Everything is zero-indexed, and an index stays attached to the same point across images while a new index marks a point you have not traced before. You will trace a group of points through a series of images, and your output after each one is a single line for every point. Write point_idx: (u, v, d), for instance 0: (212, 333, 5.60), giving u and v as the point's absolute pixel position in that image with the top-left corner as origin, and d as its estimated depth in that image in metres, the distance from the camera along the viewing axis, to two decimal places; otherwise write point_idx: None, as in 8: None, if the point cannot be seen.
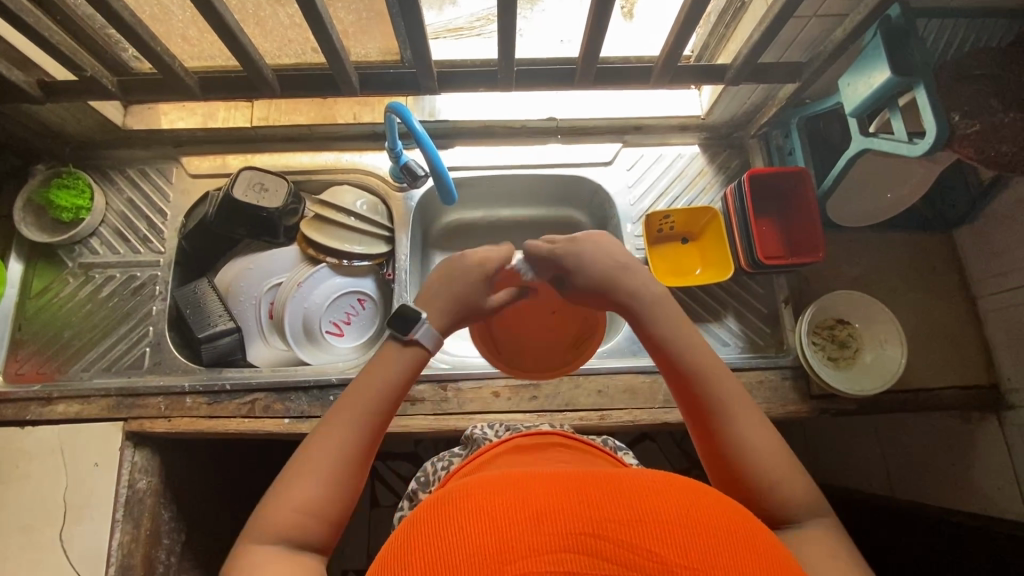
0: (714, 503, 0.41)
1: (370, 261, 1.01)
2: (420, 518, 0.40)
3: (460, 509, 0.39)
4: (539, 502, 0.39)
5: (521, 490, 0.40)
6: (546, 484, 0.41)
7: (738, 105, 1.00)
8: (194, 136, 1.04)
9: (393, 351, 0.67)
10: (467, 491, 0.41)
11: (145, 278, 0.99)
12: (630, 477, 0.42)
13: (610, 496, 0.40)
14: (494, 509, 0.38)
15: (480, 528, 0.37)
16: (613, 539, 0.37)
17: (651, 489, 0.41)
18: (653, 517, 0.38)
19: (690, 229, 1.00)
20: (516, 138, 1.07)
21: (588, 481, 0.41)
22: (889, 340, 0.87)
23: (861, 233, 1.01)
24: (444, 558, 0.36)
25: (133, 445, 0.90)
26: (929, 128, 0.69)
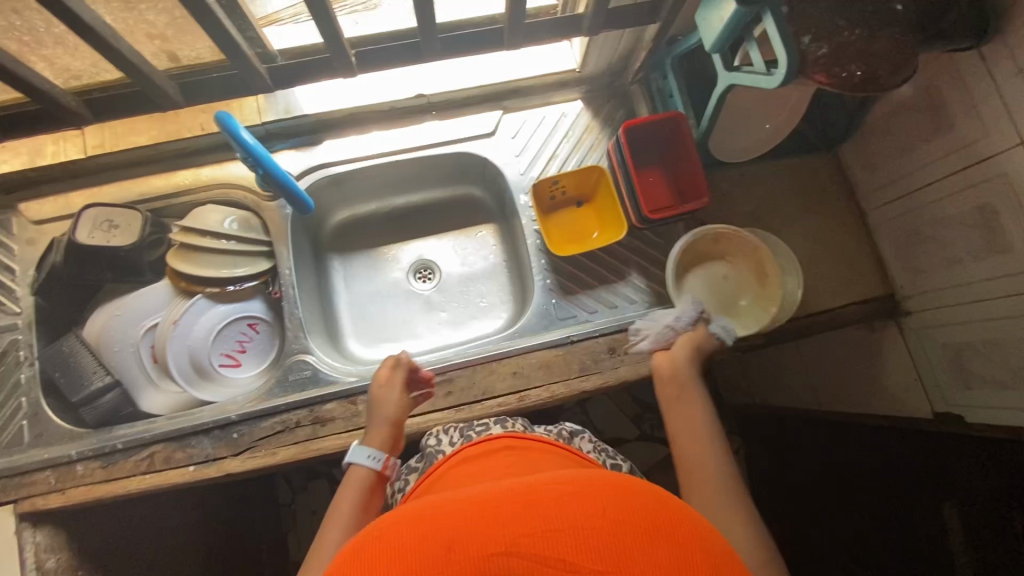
0: (632, 493, 0.42)
1: (256, 281, 0.94)
2: (378, 543, 0.40)
3: (378, 551, 0.39)
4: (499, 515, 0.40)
5: (438, 518, 0.41)
6: (462, 509, 0.42)
7: (610, 53, 0.95)
8: (25, 178, 0.92)
9: (351, 482, 0.75)
10: (424, 515, 0.42)
11: (4, 345, 0.89)
12: (583, 480, 0.44)
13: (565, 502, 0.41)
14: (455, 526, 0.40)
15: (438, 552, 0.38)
16: (524, 555, 0.37)
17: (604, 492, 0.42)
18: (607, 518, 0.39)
19: (583, 191, 0.97)
20: (390, 121, 0.99)
21: (542, 488, 0.43)
22: (772, 271, 0.90)
23: (752, 165, 1.00)
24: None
25: (32, 525, 0.84)
26: (781, 59, 0.67)
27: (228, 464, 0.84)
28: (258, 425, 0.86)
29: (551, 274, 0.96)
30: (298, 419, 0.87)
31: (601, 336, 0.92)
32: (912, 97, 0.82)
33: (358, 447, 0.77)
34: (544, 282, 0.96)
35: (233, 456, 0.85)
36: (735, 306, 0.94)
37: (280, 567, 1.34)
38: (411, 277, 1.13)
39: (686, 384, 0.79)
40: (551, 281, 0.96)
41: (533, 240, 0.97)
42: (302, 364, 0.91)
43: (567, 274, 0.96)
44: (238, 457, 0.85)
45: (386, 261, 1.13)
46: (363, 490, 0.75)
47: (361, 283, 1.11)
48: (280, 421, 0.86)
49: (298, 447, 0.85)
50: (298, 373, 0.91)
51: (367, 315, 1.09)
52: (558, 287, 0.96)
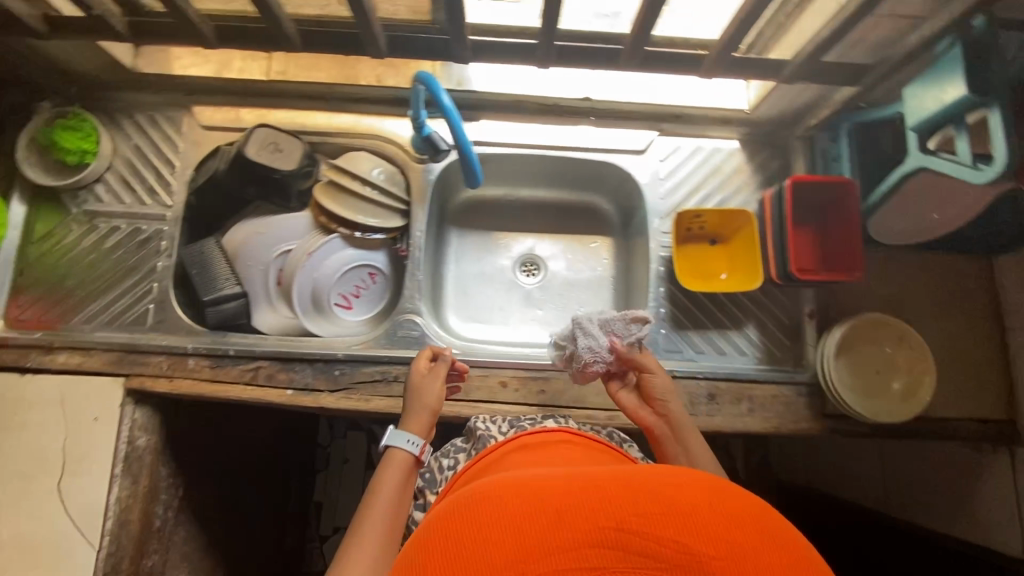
0: (737, 501, 0.40)
1: (385, 234, 0.97)
2: (478, 505, 0.40)
3: (478, 517, 0.39)
4: (561, 498, 0.39)
5: (535, 490, 0.40)
6: (559, 485, 0.41)
7: (787, 103, 0.93)
8: (208, 85, 0.98)
9: (389, 465, 0.72)
10: (486, 488, 0.42)
11: (150, 232, 0.95)
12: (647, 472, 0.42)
13: (629, 489, 0.39)
14: (516, 502, 0.39)
15: (502, 527, 0.38)
16: (634, 535, 0.37)
17: (668, 483, 0.41)
18: (676, 508, 0.38)
19: (721, 230, 0.95)
20: (548, 116, 1.00)
21: (604, 476, 0.42)
22: (923, 374, 0.86)
23: (899, 251, 0.96)
24: (468, 554, 0.37)
25: (134, 402, 0.89)
26: (998, 156, 0.65)
27: (323, 398, 0.88)
28: (360, 369, 0.89)
29: (667, 304, 0.95)
30: (396, 375, 0.89)
31: (703, 379, 0.91)
32: None
33: (398, 432, 0.74)
34: (658, 310, 0.95)
35: (329, 391, 0.88)
36: (869, 398, 0.88)
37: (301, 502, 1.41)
38: (518, 269, 1.14)
39: (685, 433, 0.77)
40: (665, 311, 0.95)
41: (658, 266, 0.96)
42: (410, 324, 0.94)
43: (683, 308, 0.95)
44: (334, 394, 0.88)
45: (498, 247, 1.15)
46: (401, 476, 0.71)
47: (470, 262, 1.14)
48: (380, 370, 0.89)
49: (389, 401, 0.88)
50: (406, 331, 0.93)
51: (468, 293, 1.12)
52: (671, 319, 0.95)
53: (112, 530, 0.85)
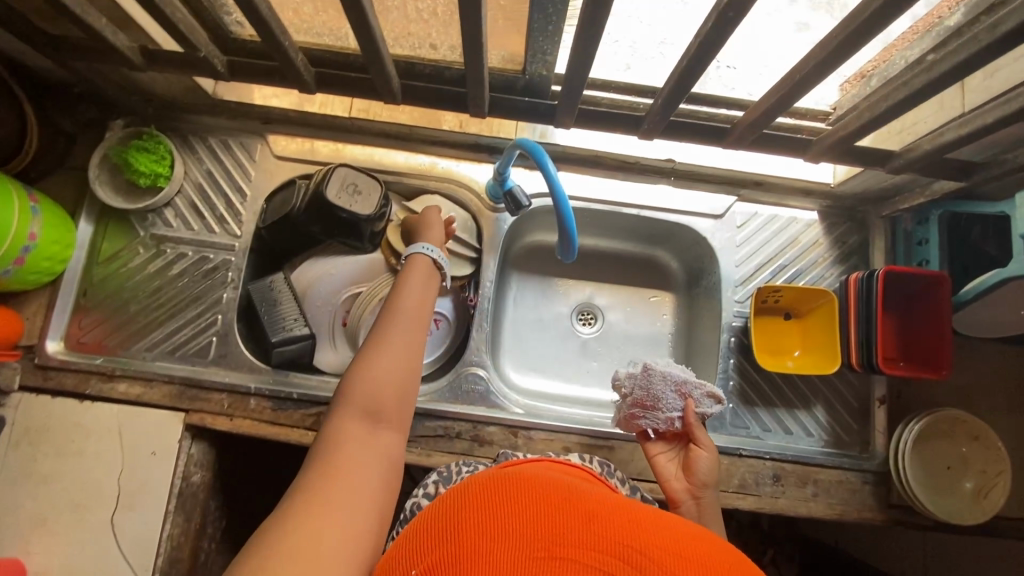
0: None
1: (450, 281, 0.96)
2: (529, 494, 0.47)
3: (526, 502, 0.46)
4: (594, 512, 0.45)
5: (581, 504, 0.46)
6: (600, 506, 0.47)
7: (875, 184, 0.91)
8: (286, 116, 0.96)
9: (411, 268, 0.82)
10: (532, 483, 0.49)
11: (217, 261, 0.94)
12: (673, 521, 0.47)
13: (651, 528, 0.44)
14: (556, 500, 0.46)
15: (537, 513, 0.44)
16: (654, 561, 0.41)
17: (688, 534, 0.45)
18: (691, 554, 0.42)
19: (797, 307, 0.94)
20: (628, 172, 0.99)
21: (634, 510, 0.47)
22: (998, 477, 0.84)
23: (975, 340, 0.94)
24: (506, 519, 0.44)
25: (191, 437, 0.87)
26: None
27: None
28: (423, 423, 0.87)
29: (736, 377, 0.94)
30: (459, 431, 0.87)
31: (769, 459, 0.90)
32: None
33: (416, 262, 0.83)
34: (726, 383, 0.94)
35: None
36: (936, 495, 0.85)
37: None
38: (575, 319, 1.12)
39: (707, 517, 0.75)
40: (733, 384, 0.93)
41: (727, 337, 0.95)
42: (474, 378, 0.92)
43: (752, 382, 0.94)
44: None
45: (558, 294, 1.13)
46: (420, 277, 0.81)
47: (528, 307, 1.12)
48: (443, 425, 0.88)
49: (451, 457, 0.86)
50: (470, 385, 0.91)
51: (525, 340, 1.10)
52: (738, 393, 0.93)
53: (162, 568, 0.84)
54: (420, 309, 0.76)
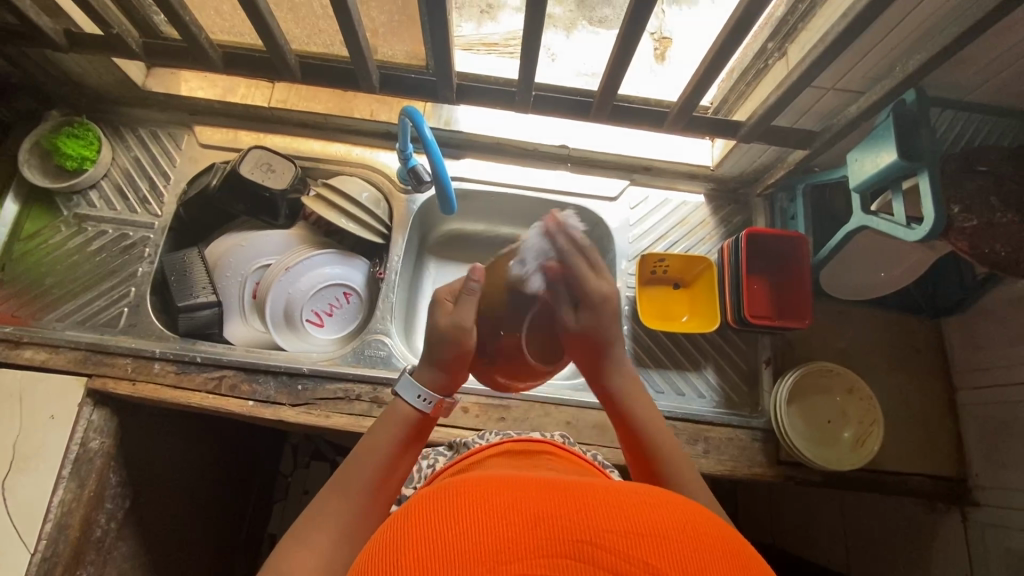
0: (707, 522, 0.38)
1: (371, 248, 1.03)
2: (453, 494, 0.38)
3: (454, 502, 0.37)
4: (540, 506, 0.36)
5: (529, 492, 0.38)
6: (548, 488, 0.39)
7: (748, 163, 1.00)
8: (211, 107, 1.04)
9: (393, 419, 0.67)
10: (464, 485, 0.39)
11: (136, 238, 0.99)
12: (627, 492, 0.39)
13: (607, 507, 0.37)
14: (492, 503, 0.37)
15: (478, 524, 0.35)
16: (609, 549, 0.34)
17: (649, 504, 0.38)
18: (650, 529, 0.35)
19: (683, 275, 1.01)
20: (531, 159, 1.07)
21: (582, 490, 0.39)
22: (872, 425, 0.88)
23: (851, 308, 1.02)
24: (441, 538, 0.34)
25: (93, 403, 0.89)
26: (927, 215, 0.70)
27: (283, 411, 0.88)
28: (323, 385, 0.90)
29: (630, 342, 0.99)
30: (359, 393, 0.90)
31: (661, 417, 0.92)
32: None
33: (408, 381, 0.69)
34: None
35: (291, 405, 0.89)
36: (819, 446, 0.89)
37: (255, 532, 1.43)
38: None
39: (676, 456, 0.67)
40: (627, 348, 0.98)
41: (622, 305, 1.01)
42: (378, 344, 0.96)
43: (645, 347, 0.99)
44: (295, 408, 0.89)
45: None
46: (406, 431, 0.67)
47: None
48: (343, 388, 0.90)
49: (349, 418, 0.88)
50: (373, 351, 0.95)
51: None
52: (632, 356, 0.98)
53: (49, 534, 0.83)
54: (388, 469, 0.63)
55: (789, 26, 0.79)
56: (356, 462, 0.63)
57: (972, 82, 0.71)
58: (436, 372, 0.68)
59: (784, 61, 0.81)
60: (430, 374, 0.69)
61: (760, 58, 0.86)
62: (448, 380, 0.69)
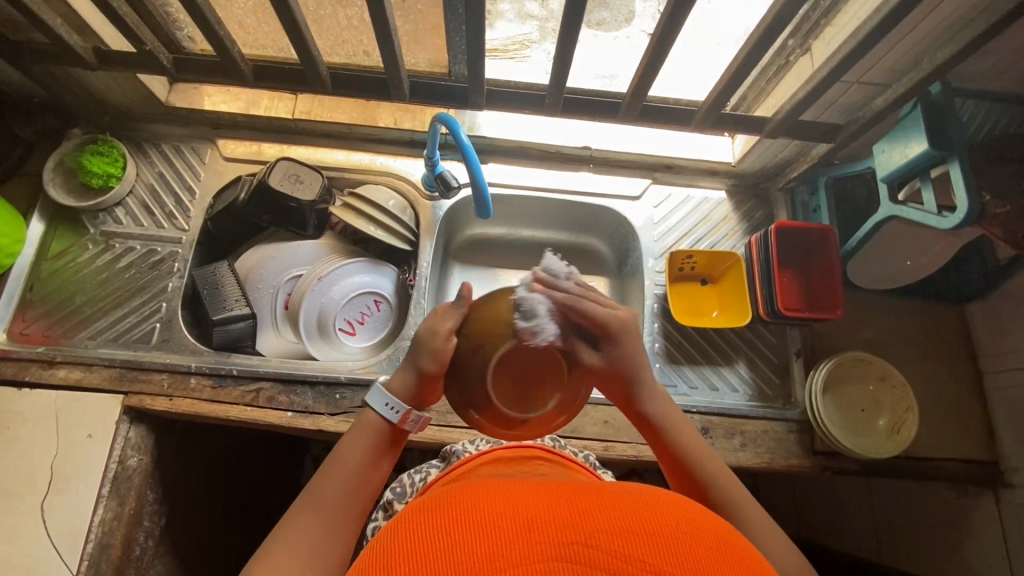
0: (698, 516, 0.39)
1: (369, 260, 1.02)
2: (446, 508, 0.39)
3: (448, 515, 0.38)
4: (530, 511, 0.37)
5: (521, 499, 0.39)
6: (541, 494, 0.40)
7: (769, 158, 1.01)
8: (233, 120, 1.04)
9: (361, 428, 0.62)
10: (454, 498, 0.40)
11: (164, 254, 0.99)
12: (618, 493, 0.40)
13: (599, 509, 0.37)
14: (482, 513, 0.37)
15: (469, 536, 0.35)
16: (605, 548, 0.34)
17: (643, 504, 0.38)
18: (642, 528, 0.36)
19: (710, 271, 1.02)
20: (554, 162, 1.09)
21: (575, 494, 0.40)
22: (907, 413, 0.89)
23: (875, 298, 1.03)
24: (433, 549, 0.35)
25: (129, 420, 0.89)
26: (960, 204, 0.72)
27: (322, 420, 0.88)
28: (361, 394, 0.90)
29: (661, 339, 1.00)
30: None
31: (696, 413, 0.93)
32: None
33: (380, 391, 0.61)
34: (652, 345, 1.00)
35: (330, 414, 0.89)
36: (852, 435, 0.90)
37: None
38: None
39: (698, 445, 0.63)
40: (659, 346, 0.99)
41: (651, 302, 1.02)
42: None
43: (676, 343, 1.00)
44: (334, 417, 0.89)
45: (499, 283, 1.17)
46: (375, 440, 0.61)
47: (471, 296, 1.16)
48: None
49: None
50: None
51: None
52: (664, 353, 0.99)
53: (92, 554, 0.83)
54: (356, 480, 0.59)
55: (811, 23, 0.80)
56: (327, 477, 0.59)
57: (997, 71, 0.73)
58: (408, 378, 0.60)
59: (808, 56, 0.83)
60: (407, 381, 0.61)
61: (782, 55, 0.87)
62: (420, 390, 0.61)
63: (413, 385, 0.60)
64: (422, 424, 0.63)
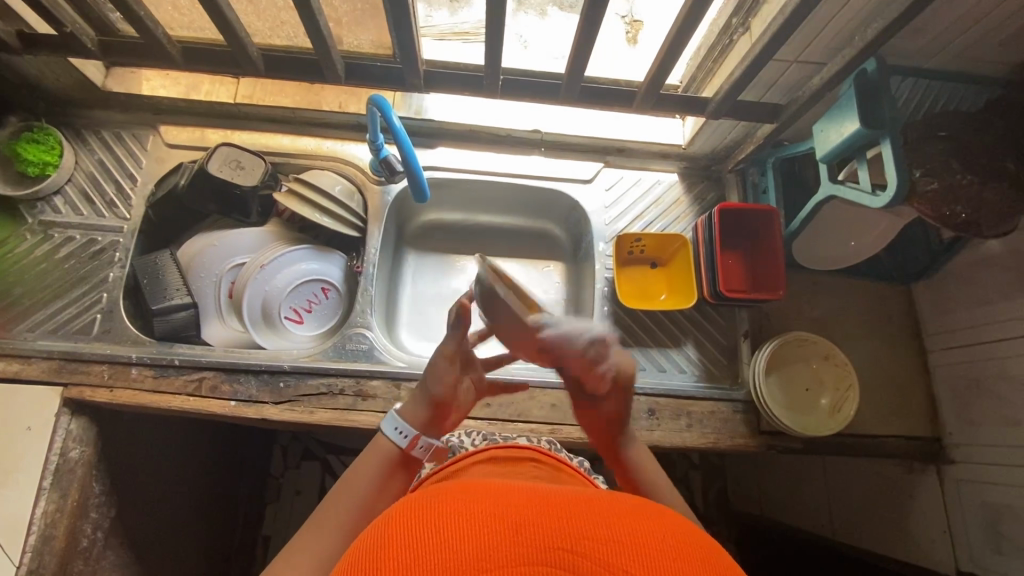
0: (682, 529, 0.39)
1: (318, 249, 1.00)
2: (438, 505, 0.38)
3: (438, 511, 0.37)
4: (520, 514, 0.37)
5: (510, 501, 0.38)
6: (529, 497, 0.40)
7: (718, 140, 1.01)
8: (175, 106, 1.02)
9: (374, 453, 0.69)
10: (446, 494, 0.40)
11: (105, 243, 0.97)
12: (603, 502, 0.40)
13: (587, 517, 0.37)
14: (471, 514, 0.37)
15: (459, 534, 0.35)
16: (591, 557, 0.34)
17: (630, 516, 0.39)
18: (629, 538, 0.36)
19: (660, 254, 1.02)
20: (504, 146, 1.07)
21: (563, 499, 0.40)
22: (849, 391, 0.90)
23: (824, 278, 1.04)
24: (420, 546, 0.34)
25: (70, 412, 0.88)
26: (891, 181, 0.72)
27: (266, 409, 0.88)
28: (305, 381, 0.90)
29: (611, 322, 1.00)
30: (342, 387, 0.90)
31: (643, 395, 0.94)
32: (998, 254, 0.85)
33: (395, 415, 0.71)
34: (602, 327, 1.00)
35: (273, 403, 0.88)
36: (795, 414, 0.91)
37: (248, 535, 1.42)
38: None
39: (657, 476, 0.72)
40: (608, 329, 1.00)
41: (601, 286, 1.02)
42: (360, 337, 0.96)
43: (625, 326, 1.00)
44: (278, 406, 0.88)
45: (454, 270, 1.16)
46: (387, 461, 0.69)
47: (427, 282, 1.15)
48: (326, 383, 0.90)
49: (335, 413, 0.88)
50: (355, 344, 0.95)
51: (423, 313, 1.12)
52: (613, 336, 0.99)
53: (33, 547, 0.82)
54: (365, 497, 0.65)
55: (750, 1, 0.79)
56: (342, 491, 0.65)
57: (930, 48, 0.73)
58: (421, 407, 0.71)
59: (749, 35, 0.82)
60: (418, 411, 0.71)
61: (726, 34, 0.86)
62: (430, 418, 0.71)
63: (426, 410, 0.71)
64: (429, 452, 0.71)
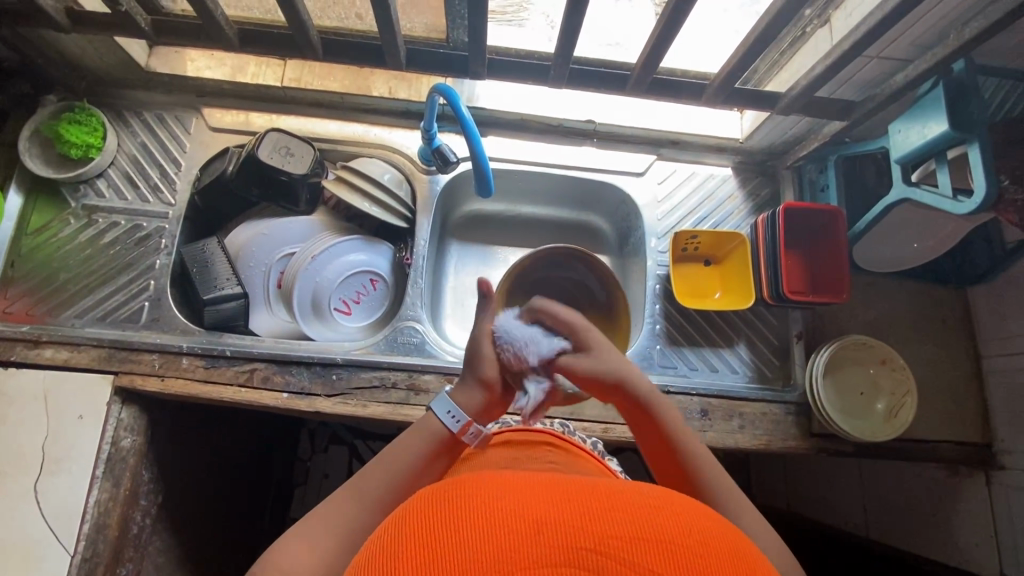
0: (712, 525, 0.36)
1: (369, 240, 0.99)
2: (456, 501, 0.35)
3: (450, 510, 0.35)
4: (538, 510, 0.34)
5: (525, 495, 0.36)
6: (545, 490, 0.37)
7: (778, 135, 0.98)
8: (219, 88, 0.99)
9: (421, 431, 0.63)
10: (463, 489, 0.37)
11: (151, 229, 0.95)
12: (629, 492, 0.37)
13: (612, 509, 0.35)
14: (486, 510, 0.34)
15: (474, 535, 0.32)
16: (615, 556, 0.31)
17: (655, 510, 0.35)
18: (655, 532, 0.33)
19: (714, 252, 1.01)
20: (555, 135, 1.04)
21: (585, 491, 0.37)
22: (905, 396, 0.89)
23: (878, 280, 1.02)
24: (437, 549, 0.32)
25: (121, 401, 0.87)
26: (977, 187, 0.69)
27: (319, 402, 0.87)
28: (358, 374, 0.88)
29: (662, 320, 0.99)
30: (394, 381, 0.89)
31: (696, 395, 0.92)
32: None
33: (445, 397, 0.65)
34: (654, 326, 0.98)
35: (326, 396, 0.87)
36: (849, 417, 0.90)
37: (278, 518, 1.43)
38: None
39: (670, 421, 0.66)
40: (660, 327, 0.98)
41: (653, 283, 1.01)
42: (410, 331, 0.95)
43: (677, 325, 0.99)
44: (330, 399, 0.87)
45: (498, 261, 1.15)
46: (433, 446, 0.62)
47: (468, 273, 1.13)
48: (379, 376, 0.89)
49: (387, 407, 0.87)
50: (406, 338, 0.94)
51: (467, 305, 1.10)
52: (665, 335, 0.98)
53: (87, 534, 0.82)
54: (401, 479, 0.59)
55: None
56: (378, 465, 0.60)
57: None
58: (473, 389, 0.66)
59: (827, 28, 0.79)
60: (471, 393, 0.66)
61: (799, 26, 0.83)
62: (486, 403, 0.66)
63: (476, 395, 0.66)
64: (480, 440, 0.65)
